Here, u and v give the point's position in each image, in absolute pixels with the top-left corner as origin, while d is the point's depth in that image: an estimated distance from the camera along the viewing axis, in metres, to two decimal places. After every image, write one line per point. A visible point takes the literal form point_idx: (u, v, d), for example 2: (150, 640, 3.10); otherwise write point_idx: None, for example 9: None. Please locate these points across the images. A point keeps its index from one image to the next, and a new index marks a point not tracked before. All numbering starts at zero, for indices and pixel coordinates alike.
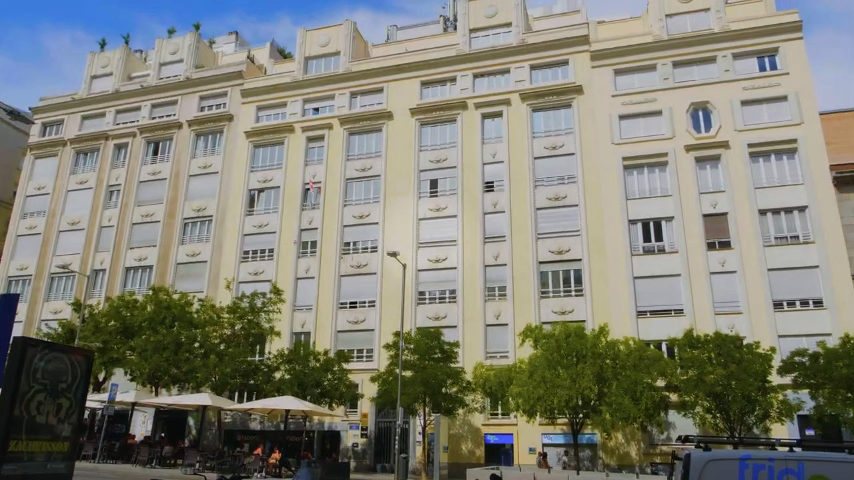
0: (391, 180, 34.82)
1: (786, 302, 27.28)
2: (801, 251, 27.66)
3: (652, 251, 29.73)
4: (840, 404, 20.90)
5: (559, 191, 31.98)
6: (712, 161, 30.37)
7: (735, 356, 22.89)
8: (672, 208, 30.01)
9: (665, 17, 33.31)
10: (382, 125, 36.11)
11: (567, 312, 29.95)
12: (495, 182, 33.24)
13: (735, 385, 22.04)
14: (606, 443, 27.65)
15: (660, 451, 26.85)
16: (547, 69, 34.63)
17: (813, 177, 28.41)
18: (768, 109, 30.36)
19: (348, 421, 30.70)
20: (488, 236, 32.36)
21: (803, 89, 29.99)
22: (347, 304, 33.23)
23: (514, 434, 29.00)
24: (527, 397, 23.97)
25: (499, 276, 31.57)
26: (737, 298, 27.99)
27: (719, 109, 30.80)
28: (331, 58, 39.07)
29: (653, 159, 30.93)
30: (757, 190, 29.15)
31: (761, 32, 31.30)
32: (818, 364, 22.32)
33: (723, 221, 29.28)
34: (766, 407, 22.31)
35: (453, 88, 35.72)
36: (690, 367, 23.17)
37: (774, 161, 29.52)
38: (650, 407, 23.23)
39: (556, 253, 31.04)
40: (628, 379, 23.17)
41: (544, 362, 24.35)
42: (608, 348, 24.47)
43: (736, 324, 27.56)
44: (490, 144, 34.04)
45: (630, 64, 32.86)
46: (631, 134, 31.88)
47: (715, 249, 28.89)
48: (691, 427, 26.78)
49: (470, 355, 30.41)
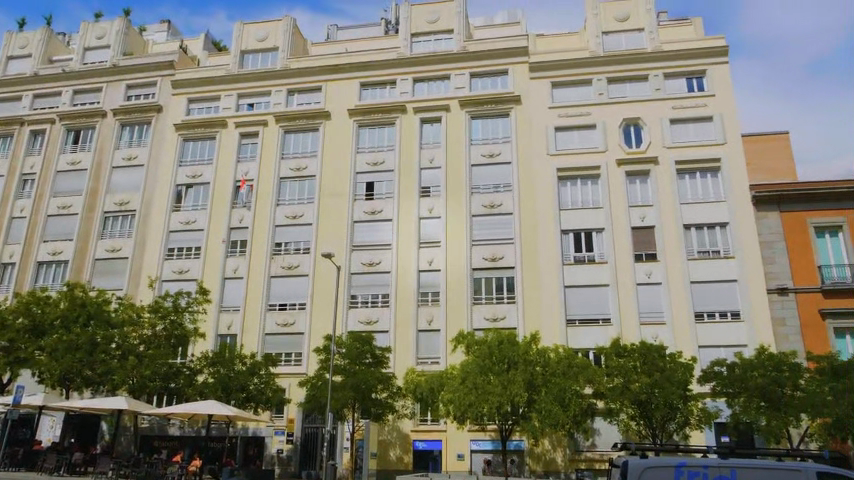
0: (326, 181, 34.21)
1: (706, 314, 28.42)
2: (721, 266, 28.90)
3: (582, 261, 30.35)
4: (754, 411, 21.95)
5: (494, 199, 32.23)
6: (641, 176, 31.31)
7: (660, 365, 23.49)
8: (603, 219, 30.76)
9: (601, 34, 34.24)
10: (319, 125, 35.47)
11: (499, 319, 30.15)
12: (431, 187, 33.20)
13: (659, 392, 22.65)
14: (533, 449, 27.96)
15: (584, 458, 27.30)
16: (487, 78, 34.96)
17: (734, 195, 29.76)
18: (695, 128, 31.64)
19: (273, 426, 29.84)
20: (423, 241, 32.23)
21: (727, 111, 31.45)
22: (276, 306, 32.35)
23: (443, 440, 28.90)
24: (458, 403, 23.88)
25: (432, 282, 31.47)
26: (661, 309, 28.91)
27: (650, 126, 31.87)
28: (268, 54, 38.13)
29: (586, 171, 31.64)
30: (682, 206, 30.29)
31: (690, 54, 32.66)
32: (734, 374, 23.19)
33: (650, 234, 30.21)
34: (686, 414, 23.03)
35: (393, 92, 35.55)
36: (617, 375, 23.75)
37: (699, 178, 30.76)
38: (577, 414, 23.61)
39: (490, 260, 31.22)
40: (557, 386, 23.41)
41: (476, 368, 24.33)
42: (539, 355, 24.73)
43: (660, 334, 28.44)
44: (427, 149, 33.99)
45: (567, 77, 33.59)
46: (566, 146, 32.53)
47: (642, 261, 29.75)
48: (615, 434, 27.44)
49: (401, 360, 30.15)
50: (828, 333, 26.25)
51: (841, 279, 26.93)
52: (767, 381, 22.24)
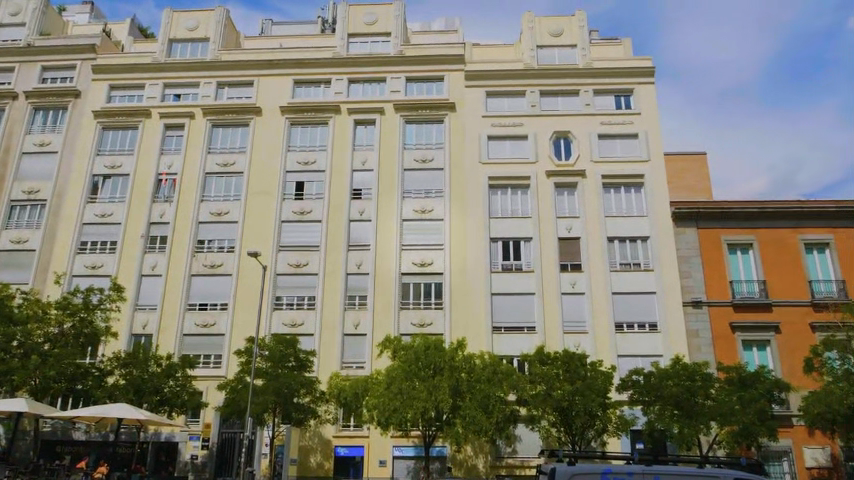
0: (254, 179, 33.26)
1: (626, 324, 29.34)
2: (641, 278, 29.94)
3: (509, 269, 30.72)
4: (668, 419, 22.72)
5: (426, 205, 32.23)
6: (569, 188, 32.04)
7: (581, 373, 23.97)
8: (531, 229, 31.28)
9: (536, 47, 34.91)
10: (249, 120, 34.51)
11: (426, 325, 30.11)
12: (363, 189, 32.85)
13: (580, 400, 23.08)
14: (455, 455, 27.96)
15: (505, 464, 27.56)
16: (423, 83, 35.00)
17: (655, 210, 30.92)
18: (621, 144, 32.71)
19: (188, 431, 28.62)
20: (352, 244, 31.81)
21: (651, 129, 32.71)
22: (196, 305, 31.10)
23: (365, 446, 28.51)
24: (382, 409, 23.56)
25: (360, 285, 31.08)
26: (583, 319, 29.61)
27: (579, 139, 32.71)
28: (198, 44, 36.84)
29: (516, 181, 32.09)
30: (607, 219, 31.22)
31: (619, 72, 33.79)
32: (650, 383, 23.91)
33: (576, 245, 30.95)
34: (605, 421, 23.54)
35: (327, 91, 35.04)
36: (540, 382, 24.11)
37: (623, 193, 31.79)
38: (500, 420, 23.76)
39: (419, 265, 31.17)
40: (482, 392, 23.46)
41: (402, 373, 24.11)
42: (465, 362, 24.77)
43: (582, 343, 29.11)
44: (360, 151, 33.62)
45: (501, 87, 34.07)
46: (498, 155, 32.93)
47: (567, 271, 30.41)
48: (536, 442, 27.86)
49: (326, 364, 29.58)
50: (736, 345, 27.52)
51: (750, 294, 28.29)
52: (680, 390, 23.07)
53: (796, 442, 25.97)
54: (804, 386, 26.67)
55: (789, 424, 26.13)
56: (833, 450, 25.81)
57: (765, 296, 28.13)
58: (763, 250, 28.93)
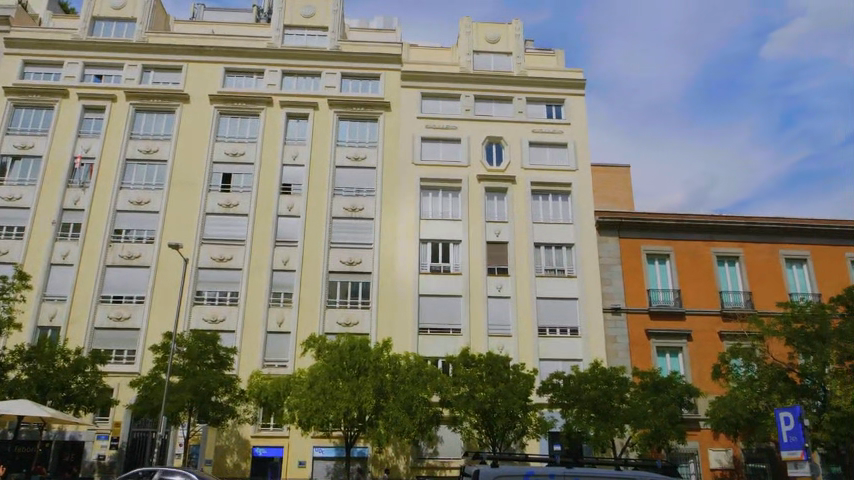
0: (178, 168, 32.03)
1: (549, 329, 30.04)
2: (564, 284, 30.75)
3: (437, 271, 30.84)
4: (585, 422, 23.34)
5: (357, 203, 31.95)
6: (499, 193, 32.49)
7: (503, 376, 24.26)
8: (460, 232, 31.52)
9: (473, 52, 35.24)
10: (176, 107, 33.21)
11: (352, 324, 29.82)
12: (293, 184, 32.21)
13: (502, 402, 23.37)
14: (376, 456, 27.81)
15: (426, 465, 27.61)
16: (358, 81, 34.70)
17: (581, 219, 31.81)
18: (551, 152, 33.48)
19: (95, 430, 27.16)
20: (279, 240, 31.14)
21: (579, 140, 33.64)
22: (110, 298, 29.63)
23: (285, 447, 27.91)
24: (303, 409, 23.10)
25: (285, 282, 30.45)
26: (508, 323, 30.08)
27: (510, 146, 33.24)
28: (124, 24, 35.19)
29: (448, 184, 32.27)
30: (534, 225, 31.86)
31: (552, 82, 34.57)
32: (570, 386, 24.49)
33: (503, 249, 31.42)
34: (525, 423, 23.87)
35: (259, 82, 34.19)
36: (463, 384, 24.27)
37: (551, 200, 32.52)
38: (423, 421, 23.74)
39: (347, 264, 30.85)
40: (405, 393, 23.38)
41: (325, 373, 23.74)
42: (390, 363, 24.65)
43: (506, 346, 29.55)
44: (291, 145, 32.96)
45: (437, 90, 34.17)
46: (431, 157, 33.01)
47: (494, 274, 30.83)
48: (458, 443, 28.07)
49: (247, 362, 28.81)
50: (651, 351, 28.64)
51: (666, 303, 29.50)
52: (598, 393, 23.75)
53: (702, 445, 27.27)
54: (711, 391, 28.06)
55: (697, 427, 27.41)
56: (735, 452, 27.28)
57: (679, 305, 29.40)
58: (679, 261, 30.24)
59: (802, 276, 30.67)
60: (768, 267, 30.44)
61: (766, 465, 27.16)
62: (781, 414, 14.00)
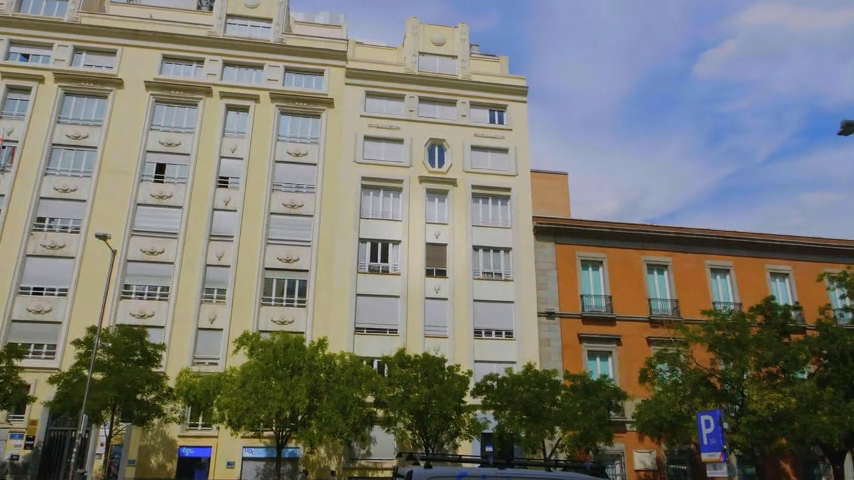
0: (109, 156, 30.75)
1: (484, 331, 30.36)
2: (501, 287, 31.13)
3: (376, 271, 30.68)
4: (517, 424, 23.68)
5: (296, 199, 31.47)
6: (440, 195, 32.63)
7: (438, 377, 24.29)
8: (400, 232, 31.46)
9: (418, 53, 35.27)
10: (109, 92, 31.88)
11: (287, 322, 29.35)
12: (230, 178, 31.43)
13: (436, 403, 23.44)
14: (308, 456, 27.44)
15: (358, 466, 27.36)
16: (302, 75, 34.21)
17: (519, 223, 32.30)
18: (492, 157, 33.87)
19: (8, 429, 25.72)
20: (214, 234, 30.32)
21: (520, 146, 34.18)
22: (30, 289, 28.16)
23: (213, 447, 27.18)
24: (234, 408, 22.51)
25: (219, 278, 29.66)
26: (445, 324, 30.25)
27: (452, 148, 33.43)
28: (55, 3, 33.62)
29: (389, 183, 32.17)
30: (474, 228, 32.14)
31: (495, 88, 35.00)
32: (503, 388, 24.81)
33: (442, 251, 31.56)
34: (458, 424, 24.00)
35: (199, 71, 33.23)
36: (398, 384, 24.20)
37: (491, 204, 32.90)
38: (356, 422, 23.50)
39: (284, 261, 30.37)
40: (339, 393, 23.13)
41: (258, 372, 23.25)
42: (324, 362, 24.35)
43: (441, 347, 29.70)
44: (230, 137, 32.17)
45: (381, 89, 34.02)
46: (373, 156, 32.81)
47: (432, 276, 30.94)
48: (391, 444, 27.99)
49: (175, 359, 27.92)
50: (582, 355, 29.37)
51: (598, 308, 30.28)
52: (531, 395, 24.12)
53: (627, 446, 28.12)
54: (639, 395, 29.03)
55: (623, 429, 28.27)
56: (658, 454, 28.26)
57: (610, 310, 30.25)
58: (611, 268, 31.11)
59: (726, 286, 32.08)
60: (694, 276, 31.70)
61: (687, 466, 28.30)
62: (703, 417, 14.58)
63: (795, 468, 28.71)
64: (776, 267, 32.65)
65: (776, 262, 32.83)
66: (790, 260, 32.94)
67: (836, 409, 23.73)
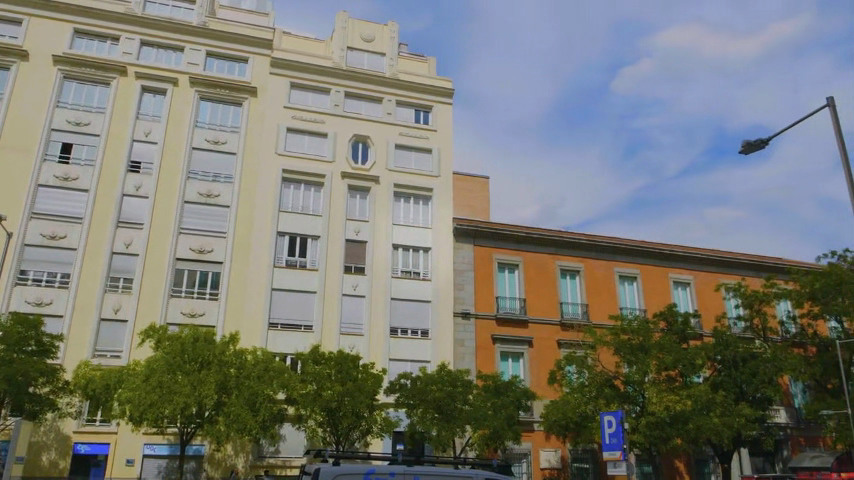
0: (9, 132, 28.79)
1: (400, 330, 30.41)
2: (419, 287, 31.25)
3: (293, 266, 30.17)
4: (428, 422, 23.85)
5: (213, 188, 30.49)
6: (362, 192, 32.44)
7: (352, 375, 24.10)
8: (320, 227, 31.07)
9: (346, 48, 34.93)
10: (12, 64, 29.87)
11: (197, 315, 28.39)
12: (143, 162, 30.08)
13: (348, 401, 23.24)
14: (213, 454, 26.65)
15: (266, 464, 26.80)
16: (224, 61, 33.17)
17: (439, 224, 32.53)
18: (415, 157, 33.96)
19: None
20: (122, 220, 28.91)
21: (443, 147, 34.48)
22: None
23: (111, 443, 25.90)
24: (136, 403, 21.54)
25: (126, 267, 28.33)
26: (361, 322, 30.11)
27: (376, 146, 33.30)
28: None
29: (310, 178, 31.69)
30: (394, 226, 32.11)
31: (421, 88, 35.13)
32: (417, 386, 24.89)
33: (362, 248, 31.40)
34: (370, 423, 23.91)
35: (113, 49, 31.63)
36: (311, 381, 23.81)
37: (412, 203, 32.98)
38: (266, 419, 22.97)
39: (197, 252, 29.36)
40: (249, 390, 22.58)
41: (164, 366, 22.34)
42: (235, 357, 23.71)
43: (356, 344, 29.56)
44: (144, 120, 30.77)
45: (307, 81, 33.47)
46: (295, 149, 32.20)
47: (350, 273, 30.72)
48: (300, 442, 27.56)
49: (74, 351, 26.46)
50: (495, 356, 30.03)
51: (512, 310, 31.01)
52: (443, 395, 24.29)
53: (535, 445, 28.89)
54: (548, 396, 29.99)
55: (532, 428, 29.03)
56: (563, 453, 29.20)
57: (524, 312, 31.04)
58: (526, 271, 31.90)
59: (632, 293, 33.56)
60: (604, 282, 32.97)
61: (589, 465, 29.47)
62: (606, 418, 15.22)
63: (687, 467, 30.38)
64: (679, 276, 34.43)
65: (679, 272, 34.61)
66: (692, 270, 34.84)
67: (727, 411, 25.34)
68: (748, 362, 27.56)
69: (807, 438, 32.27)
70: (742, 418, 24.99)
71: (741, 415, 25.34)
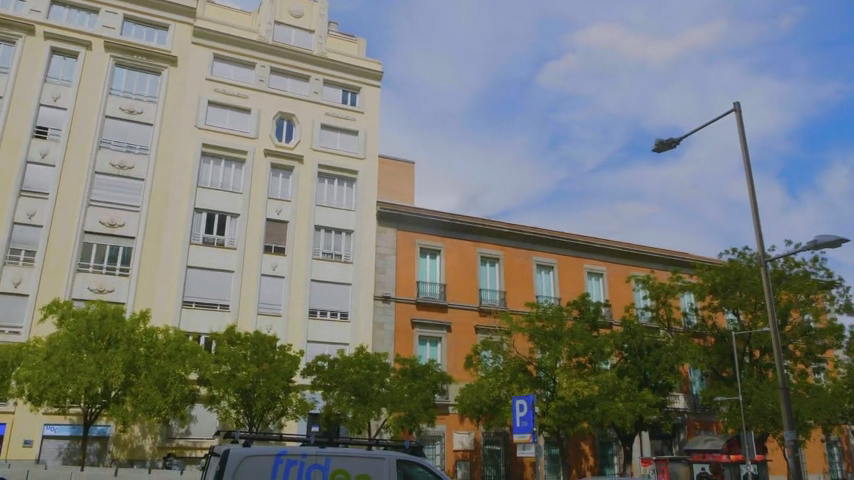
0: None
1: (319, 312, 30.21)
2: (340, 269, 31.06)
3: (210, 244, 29.37)
4: (345, 404, 23.83)
5: (126, 160, 29.17)
6: (285, 170, 31.83)
7: (269, 356, 23.70)
8: (240, 205, 30.33)
9: (274, 22, 34.03)
10: None
11: (105, 292, 27.23)
12: (50, 129, 28.44)
13: (263, 382, 22.87)
14: (119, 436, 25.71)
15: (175, 445, 26.12)
16: (143, 27, 31.63)
17: (363, 207, 32.33)
18: (341, 138, 33.57)
19: None
20: (25, 189, 27.30)
21: (370, 130, 34.26)
22: None
23: (8, 424, 24.53)
24: (36, 382, 20.47)
25: (28, 239, 26.81)
26: (279, 303, 29.71)
27: (301, 125, 32.69)
28: None
29: (232, 153, 30.81)
30: (317, 207, 31.69)
31: (350, 69, 34.72)
32: (334, 369, 24.77)
33: (283, 228, 30.89)
34: (285, 404, 23.66)
35: (20, 5, 29.58)
36: (224, 362, 23.20)
37: (336, 185, 32.61)
38: (177, 400, 22.32)
39: (107, 226, 28.06)
40: (160, 369, 21.92)
41: (67, 343, 21.30)
42: (145, 336, 22.92)
43: (274, 325, 29.18)
44: (53, 84, 29.06)
45: (231, 54, 32.39)
46: (216, 123, 31.18)
47: (270, 253, 30.19)
48: (212, 423, 26.93)
49: None
50: (413, 339, 30.37)
51: (432, 295, 31.39)
52: (360, 377, 24.33)
53: (449, 428, 29.50)
54: (463, 379, 30.65)
55: (446, 411, 29.58)
56: (476, 435, 29.92)
57: (443, 298, 31.49)
58: (447, 257, 32.32)
59: (548, 282, 34.62)
60: (522, 271, 33.83)
61: (500, 446, 30.36)
62: (518, 402, 15.70)
63: (593, 449, 31.82)
64: (592, 267, 35.78)
65: (593, 263, 35.96)
66: (605, 262, 36.28)
67: (630, 396, 26.65)
68: (652, 351, 29.07)
69: (703, 423, 34.38)
70: (644, 403, 26.39)
71: (644, 401, 26.74)
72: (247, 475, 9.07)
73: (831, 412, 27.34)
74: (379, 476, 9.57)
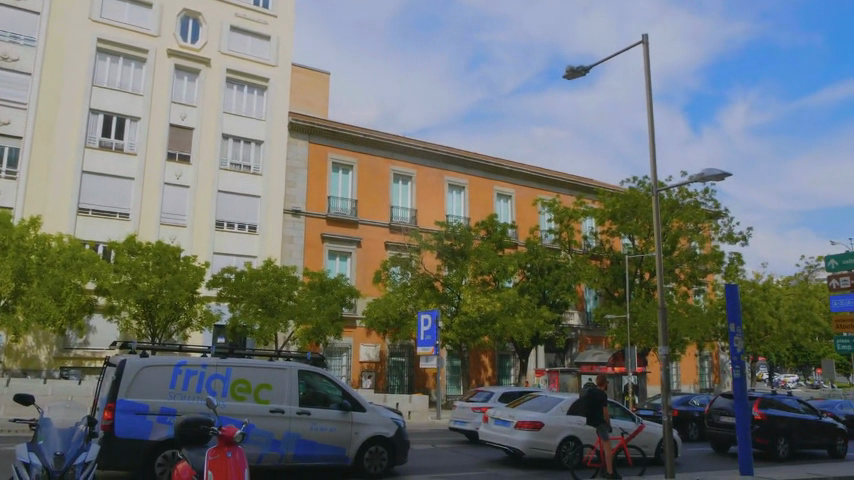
0: None
1: (227, 223, 29.59)
2: (248, 180, 30.21)
3: (108, 148, 27.77)
4: (252, 317, 23.99)
5: (9, 51, 26.49)
6: (190, 73, 30.01)
7: (171, 267, 22.95)
8: (140, 108, 28.56)
9: None
10: None
11: None
12: None
13: (167, 292, 22.40)
14: (10, 346, 24.76)
15: (72, 356, 25.57)
16: None
17: (274, 117, 31.17)
18: (251, 42, 31.78)
19: None
20: None
21: (282, 36, 32.59)
22: None
23: None
24: None
25: None
26: (183, 213, 28.81)
27: (208, 26, 30.57)
28: None
29: (131, 51, 28.64)
30: (224, 114, 30.29)
31: None
32: (241, 280, 24.54)
33: (187, 135, 29.48)
34: (189, 315, 23.31)
35: None
36: (124, 273, 22.42)
37: (245, 92, 31.13)
38: (74, 310, 21.75)
39: None
40: (56, 278, 21.06)
41: None
42: (37, 243, 21.70)
43: (178, 236, 28.42)
44: None
45: None
46: (113, 17, 28.66)
47: (173, 161, 28.90)
48: (112, 333, 26.31)
49: None
50: (322, 254, 30.58)
51: (342, 211, 31.41)
52: (268, 290, 24.32)
53: (355, 340, 30.24)
54: (371, 293, 31.39)
55: (354, 325, 30.25)
56: (382, 348, 30.88)
57: (354, 214, 31.57)
58: (359, 173, 32.11)
59: (459, 201, 35.19)
60: (433, 190, 34.18)
61: (405, 359, 31.50)
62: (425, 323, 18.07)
63: (492, 361, 33.67)
64: (502, 190, 36.61)
65: (504, 185, 36.78)
66: (515, 185, 37.17)
67: (530, 313, 28.16)
68: (552, 271, 30.57)
69: (593, 338, 36.96)
70: (541, 320, 28.00)
71: (541, 317, 28.34)
72: (144, 386, 8.92)
73: (705, 330, 30.08)
74: (281, 387, 9.74)
